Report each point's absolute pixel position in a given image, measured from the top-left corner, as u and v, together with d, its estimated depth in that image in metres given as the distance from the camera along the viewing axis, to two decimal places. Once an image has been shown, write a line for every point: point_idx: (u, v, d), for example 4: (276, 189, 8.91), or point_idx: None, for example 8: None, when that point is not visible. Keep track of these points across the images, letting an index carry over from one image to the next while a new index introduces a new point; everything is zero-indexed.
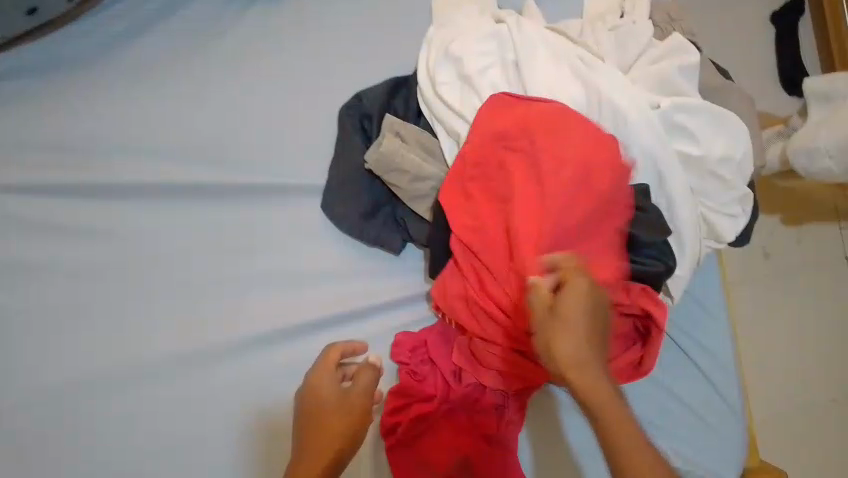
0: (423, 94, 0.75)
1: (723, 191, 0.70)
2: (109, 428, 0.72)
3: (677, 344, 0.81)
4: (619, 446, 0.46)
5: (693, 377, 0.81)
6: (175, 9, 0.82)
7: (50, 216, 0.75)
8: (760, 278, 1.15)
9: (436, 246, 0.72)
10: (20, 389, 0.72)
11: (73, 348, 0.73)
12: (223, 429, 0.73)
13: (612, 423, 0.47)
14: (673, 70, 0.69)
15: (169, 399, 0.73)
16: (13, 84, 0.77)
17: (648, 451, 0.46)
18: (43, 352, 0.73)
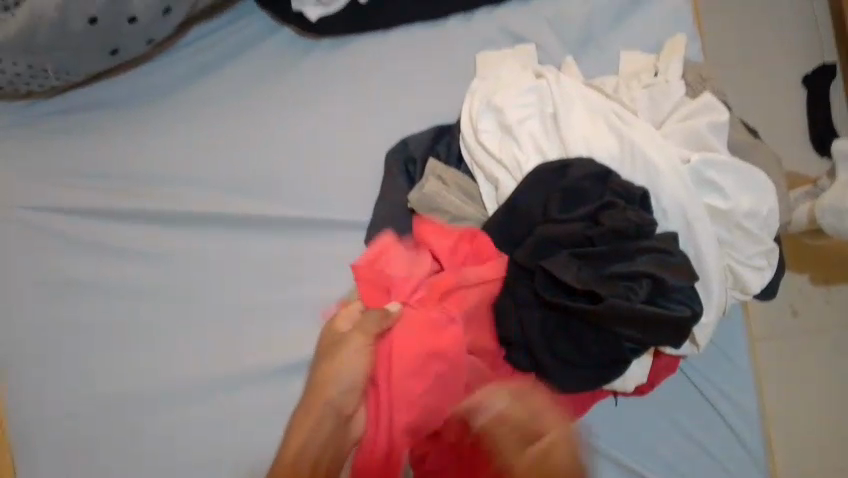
0: (464, 140, 0.80)
1: (750, 243, 0.73)
2: (161, 432, 0.82)
3: (702, 392, 0.83)
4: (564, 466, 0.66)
5: (714, 424, 0.83)
6: (238, 51, 0.89)
7: (118, 238, 0.84)
8: (780, 334, 1.17)
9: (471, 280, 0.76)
10: (89, 391, 0.82)
11: (135, 359, 0.83)
12: (261, 441, 0.81)
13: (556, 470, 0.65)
14: (703, 126, 0.73)
15: (214, 411, 0.82)
16: (90, 115, 0.86)
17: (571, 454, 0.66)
18: (110, 361, 0.83)
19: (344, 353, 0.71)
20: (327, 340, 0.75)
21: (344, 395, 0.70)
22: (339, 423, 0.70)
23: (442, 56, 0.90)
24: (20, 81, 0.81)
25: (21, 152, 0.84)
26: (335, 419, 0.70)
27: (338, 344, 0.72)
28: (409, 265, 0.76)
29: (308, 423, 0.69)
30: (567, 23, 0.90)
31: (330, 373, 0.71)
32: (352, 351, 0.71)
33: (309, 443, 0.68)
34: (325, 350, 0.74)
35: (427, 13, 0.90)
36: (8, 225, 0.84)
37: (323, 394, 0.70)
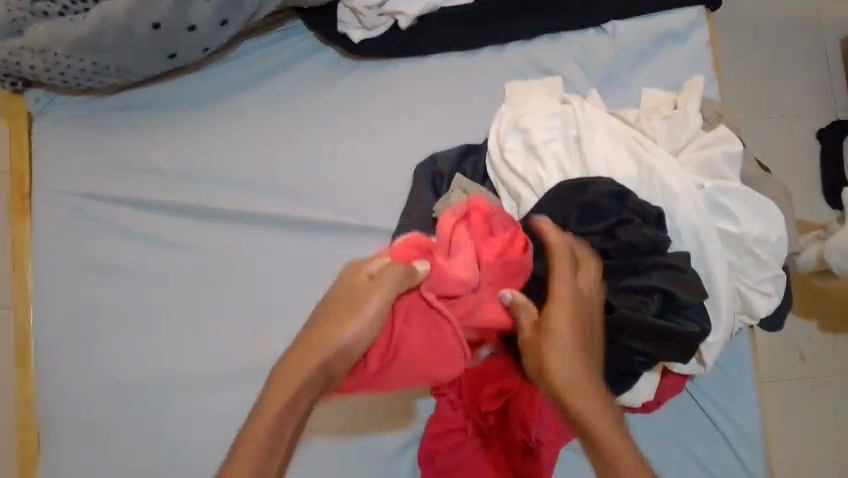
0: (491, 157, 0.84)
1: (759, 269, 0.77)
2: (185, 412, 0.87)
3: (709, 415, 0.86)
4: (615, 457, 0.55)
5: (715, 444, 0.86)
6: (286, 65, 0.95)
7: (159, 229, 0.90)
8: (789, 379, 1.18)
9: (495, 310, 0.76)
10: (119, 369, 0.87)
11: (165, 342, 0.88)
12: None
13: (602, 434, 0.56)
14: (718, 156, 0.78)
15: (237, 395, 0.87)
16: (143, 115, 0.92)
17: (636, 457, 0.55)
18: (141, 343, 0.88)
19: (348, 316, 0.59)
20: (335, 296, 0.62)
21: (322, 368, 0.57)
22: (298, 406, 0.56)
23: (473, 83, 0.96)
24: (83, 77, 0.88)
25: (76, 145, 0.91)
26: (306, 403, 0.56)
27: (349, 291, 0.61)
28: (456, 264, 0.69)
29: (275, 400, 0.56)
30: (593, 60, 0.95)
31: (345, 323, 0.59)
32: (356, 309, 0.60)
33: (277, 440, 0.54)
34: (326, 315, 0.61)
35: (463, 42, 0.96)
36: (59, 211, 0.90)
37: (293, 372, 0.57)
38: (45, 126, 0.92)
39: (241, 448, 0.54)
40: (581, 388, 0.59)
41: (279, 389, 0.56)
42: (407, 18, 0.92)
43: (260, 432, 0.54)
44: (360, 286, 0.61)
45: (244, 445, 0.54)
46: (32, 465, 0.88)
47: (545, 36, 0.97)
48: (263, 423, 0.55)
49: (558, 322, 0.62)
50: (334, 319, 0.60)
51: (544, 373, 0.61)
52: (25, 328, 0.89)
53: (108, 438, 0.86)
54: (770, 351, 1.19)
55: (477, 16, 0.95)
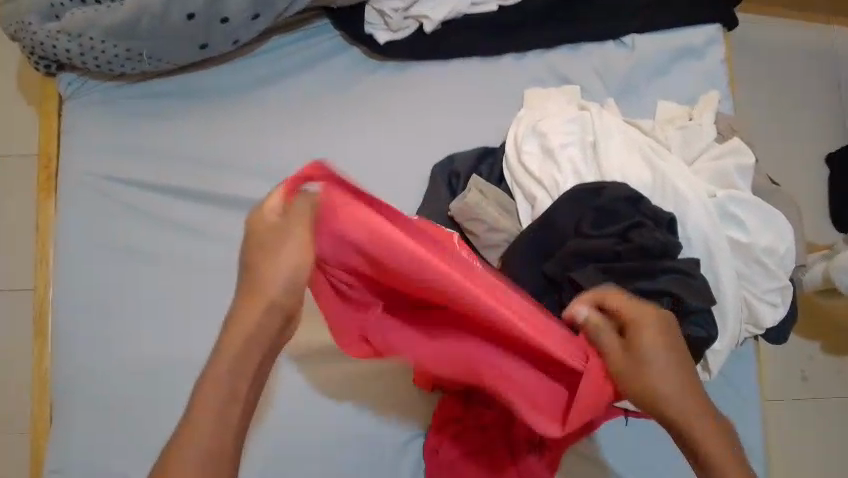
0: (508, 160, 0.86)
1: (767, 279, 0.79)
2: (193, 395, 0.88)
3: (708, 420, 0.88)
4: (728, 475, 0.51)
5: None
6: (312, 63, 0.98)
7: (180, 214, 0.92)
8: (789, 399, 1.19)
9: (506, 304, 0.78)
10: (132, 349, 0.89)
11: (179, 324, 0.90)
12: (283, 415, 0.88)
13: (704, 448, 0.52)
14: (731, 166, 0.80)
15: None
16: (170, 103, 0.95)
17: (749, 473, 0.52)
18: (155, 324, 0.90)
19: (273, 260, 0.50)
20: (247, 231, 0.51)
21: (266, 318, 0.49)
22: (250, 365, 0.48)
23: (493, 88, 0.98)
24: (116, 62, 0.90)
25: (104, 129, 0.94)
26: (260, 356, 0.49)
27: (262, 227, 0.50)
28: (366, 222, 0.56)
29: (221, 367, 0.47)
30: (611, 71, 0.98)
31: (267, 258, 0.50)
32: (276, 251, 0.50)
33: (232, 403, 0.47)
34: (246, 263, 0.50)
35: (486, 48, 0.98)
36: (84, 192, 0.92)
37: (238, 331, 0.48)
38: (76, 110, 0.94)
39: (187, 427, 0.45)
40: (686, 404, 0.53)
41: (227, 340, 0.48)
42: (432, 22, 0.95)
43: (211, 405, 0.46)
44: (273, 220, 0.51)
45: (192, 424, 0.45)
46: (44, 437, 0.91)
47: (566, 46, 0.99)
48: (211, 394, 0.46)
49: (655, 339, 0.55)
50: (257, 264, 0.50)
51: (636, 387, 0.55)
52: (45, 303, 0.92)
53: (117, 416, 0.87)
54: (773, 371, 1.20)
55: (501, 23, 0.98)
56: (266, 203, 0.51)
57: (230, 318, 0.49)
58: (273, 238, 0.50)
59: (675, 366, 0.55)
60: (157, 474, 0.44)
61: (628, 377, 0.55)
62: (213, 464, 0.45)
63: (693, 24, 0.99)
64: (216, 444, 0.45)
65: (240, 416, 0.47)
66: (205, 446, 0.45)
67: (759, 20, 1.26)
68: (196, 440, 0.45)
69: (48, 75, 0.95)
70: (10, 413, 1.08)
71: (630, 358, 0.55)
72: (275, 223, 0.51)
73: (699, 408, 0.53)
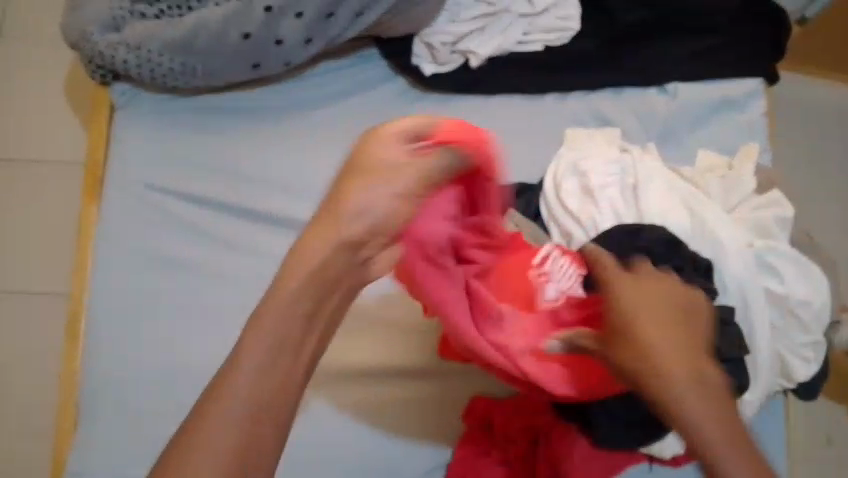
0: (547, 200, 0.85)
1: (801, 332, 0.79)
2: None
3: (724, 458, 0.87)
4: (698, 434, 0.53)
5: None
6: (357, 90, 1.00)
7: (216, 227, 0.93)
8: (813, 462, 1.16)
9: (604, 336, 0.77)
10: (157, 356, 0.89)
11: (205, 337, 0.90)
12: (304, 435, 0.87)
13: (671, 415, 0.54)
14: (769, 217, 0.82)
15: None
16: (218, 118, 0.97)
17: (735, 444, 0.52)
18: (182, 333, 0.90)
19: (342, 220, 0.55)
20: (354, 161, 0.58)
21: (310, 279, 0.53)
22: (301, 311, 0.53)
23: (534, 125, 0.99)
24: (171, 76, 0.93)
25: (151, 137, 0.96)
26: (311, 357, 0.53)
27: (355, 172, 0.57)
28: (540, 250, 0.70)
29: (266, 317, 0.51)
30: (652, 118, 0.99)
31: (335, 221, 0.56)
32: (363, 209, 0.55)
33: (271, 394, 0.50)
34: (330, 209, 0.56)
35: (529, 86, 1.00)
36: (130, 198, 0.94)
37: (291, 285, 0.53)
38: (126, 118, 0.97)
39: (236, 367, 0.50)
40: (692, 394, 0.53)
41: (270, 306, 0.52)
42: (478, 57, 0.98)
43: (262, 343, 0.50)
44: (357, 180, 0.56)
45: (242, 356, 0.50)
46: (69, 438, 0.91)
47: (607, 91, 1.01)
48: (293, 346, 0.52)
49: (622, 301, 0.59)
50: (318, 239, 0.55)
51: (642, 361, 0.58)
52: (79, 306, 0.93)
53: (138, 422, 0.87)
54: (798, 433, 1.17)
55: (545, 64, 1.00)
56: (366, 151, 0.58)
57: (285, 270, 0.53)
58: (363, 203, 0.55)
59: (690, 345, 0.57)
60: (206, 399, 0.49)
61: (627, 328, 0.57)
62: (257, 407, 0.49)
63: (735, 78, 1.00)
64: (259, 399, 0.49)
65: (295, 387, 0.51)
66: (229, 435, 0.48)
67: (797, 80, 1.27)
68: (263, 373, 0.50)
69: (102, 85, 0.98)
70: (33, 414, 1.08)
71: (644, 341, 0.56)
72: (363, 181, 0.56)
73: (725, 435, 0.52)
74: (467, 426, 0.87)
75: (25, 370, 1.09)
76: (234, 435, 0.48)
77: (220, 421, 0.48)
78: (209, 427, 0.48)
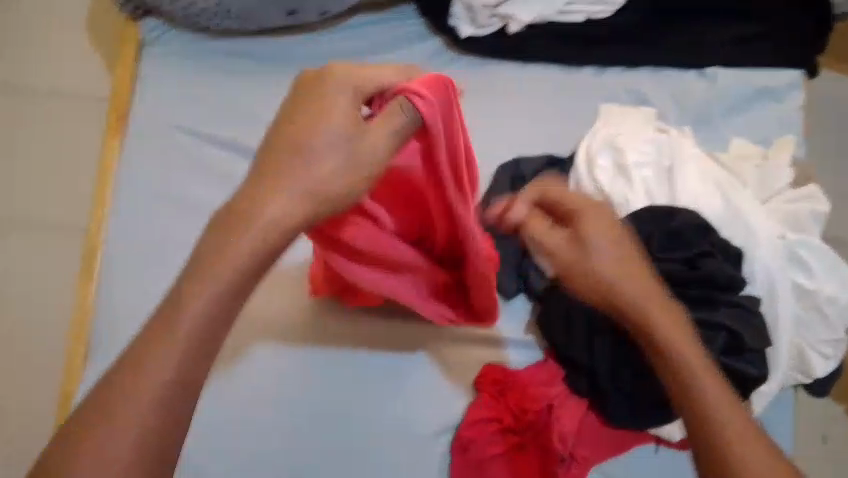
0: (578, 173, 0.84)
1: (823, 329, 0.78)
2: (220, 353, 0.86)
3: None
4: (706, 420, 0.55)
5: None
6: (394, 46, 0.98)
7: (239, 173, 0.92)
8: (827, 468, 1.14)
9: (603, 330, 0.79)
10: (163, 299, 0.87)
11: None
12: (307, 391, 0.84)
13: (699, 422, 0.55)
14: (806, 211, 0.81)
15: (273, 352, 0.85)
16: (250, 64, 0.96)
17: (746, 420, 0.55)
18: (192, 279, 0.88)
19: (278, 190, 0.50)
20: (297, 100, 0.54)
21: (255, 247, 0.48)
22: (238, 285, 0.48)
23: (569, 96, 0.97)
24: (206, 15, 0.91)
25: (181, 76, 0.94)
26: (205, 320, 0.46)
27: (308, 118, 0.52)
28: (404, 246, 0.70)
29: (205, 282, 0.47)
30: (689, 100, 0.97)
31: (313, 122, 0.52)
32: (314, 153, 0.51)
33: (179, 380, 0.45)
34: (288, 133, 0.52)
35: (567, 57, 0.98)
36: (156, 137, 0.92)
37: (210, 284, 0.47)
38: (154, 56, 0.95)
39: (142, 366, 0.45)
40: (694, 361, 0.58)
41: (199, 271, 0.47)
42: (518, 23, 0.96)
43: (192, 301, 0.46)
44: (315, 124, 0.52)
45: (158, 341, 0.45)
46: (74, 373, 0.89)
47: (646, 69, 0.99)
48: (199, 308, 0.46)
49: (588, 221, 0.64)
50: (291, 155, 0.51)
51: (627, 310, 0.62)
52: (97, 241, 0.92)
53: None
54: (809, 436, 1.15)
55: (584, 36, 0.98)
56: (330, 80, 0.54)
57: (201, 268, 0.47)
58: (309, 141, 0.51)
59: (656, 299, 0.61)
60: (122, 372, 0.45)
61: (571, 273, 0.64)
62: (160, 403, 0.44)
63: (777, 66, 0.99)
64: (159, 385, 0.44)
65: (183, 383, 0.45)
66: (129, 427, 0.43)
67: (839, 79, 1.24)
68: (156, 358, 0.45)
69: (133, 19, 0.96)
70: (39, 347, 1.07)
71: (622, 283, 0.62)
72: (312, 142, 0.51)
73: (720, 399, 0.56)
74: (479, 388, 0.83)
75: (35, 301, 1.08)
76: (139, 433, 0.44)
77: (130, 394, 0.44)
78: (129, 407, 0.44)
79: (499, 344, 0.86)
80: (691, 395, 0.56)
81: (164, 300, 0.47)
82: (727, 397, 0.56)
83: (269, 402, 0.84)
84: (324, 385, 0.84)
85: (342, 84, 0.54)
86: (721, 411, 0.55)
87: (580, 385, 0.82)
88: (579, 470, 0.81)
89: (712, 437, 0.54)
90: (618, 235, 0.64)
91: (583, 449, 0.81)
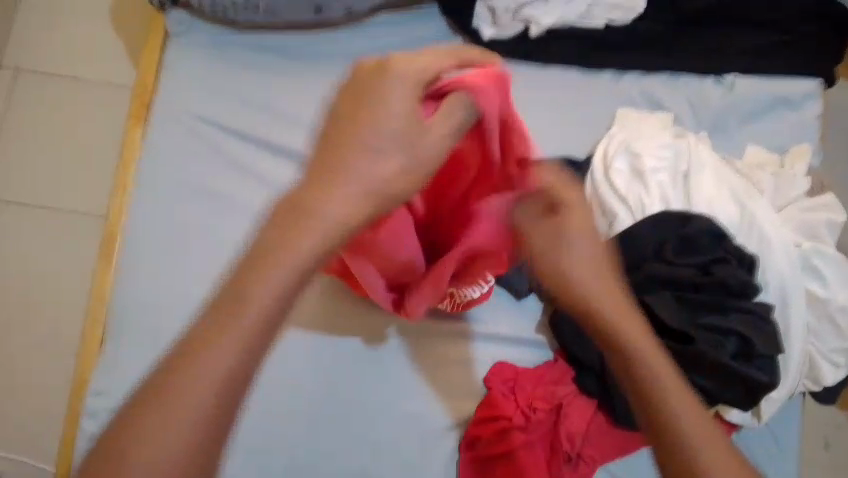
0: (594, 177, 0.85)
1: (835, 338, 0.79)
2: None
3: None
4: (672, 449, 0.52)
5: None
6: (415, 45, 0.99)
7: (259, 166, 0.93)
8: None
9: None
10: (178, 287, 0.88)
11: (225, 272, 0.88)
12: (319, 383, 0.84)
13: (662, 453, 0.53)
14: (821, 221, 0.82)
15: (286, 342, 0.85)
16: (273, 58, 0.97)
17: (723, 449, 0.52)
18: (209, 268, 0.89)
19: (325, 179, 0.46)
20: (362, 83, 0.50)
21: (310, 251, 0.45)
22: (297, 281, 0.45)
23: (586, 99, 0.98)
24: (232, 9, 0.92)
25: (204, 68, 0.95)
26: (266, 316, 0.44)
27: (374, 113, 0.49)
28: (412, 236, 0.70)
29: (270, 272, 0.44)
30: (706, 107, 0.98)
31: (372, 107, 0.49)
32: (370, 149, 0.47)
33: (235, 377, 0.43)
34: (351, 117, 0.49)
35: (586, 60, 0.99)
36: (180, 127, 0.93)
37: (260, 283, 0.44)
38: (179, 47, 0.96)
39: (201, 355, 0.43)
40: (668, 386, 0.54)
41: (258, 268, 0.44)
42: (539, 26, 0.97)
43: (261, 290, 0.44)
44: (378, 122, 0.48)
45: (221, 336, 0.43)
46: (89, 357, 0.90)
47: (664, 74, 0.99)
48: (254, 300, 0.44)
49: (555, 227, 0.58)
50: (346, 142, 0.47)
51: (598, 327, 0.57)
52: (117, 227, 0.93)
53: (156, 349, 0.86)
54: (815, 446, 1.15)
55: (605, 41, 0.99)
56: (412, 81, 0.50)
57: (257, 259, 0.45)
58: (368, 135, 0.48)
59: (629, 318, 0.57)
60: (179, 362, 0.43)
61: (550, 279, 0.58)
62: (220, 401, 0.43)
63: (794, 76, 0.99)
64: (218, 383, 0.43)
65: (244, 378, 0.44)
66: (183, 424, 0.42)
67: None
68: (214, 354, 0.43)
69: (159, 9, 0.97)
70: (55, 332, 1.08)
71: (585, 296, 0.57)
72: (372, 142, 0.48)
73: (698, 431, 0.52)
74: (490, 385, 0.84)
75: (52, 286, 1.10)
76: (187, 441, 0.42)
77: (188, 389, 0.42)
78: (186, 396, 0.42)
79: (509, 342, 0.87)
80: (667, 426, 0.53)
81: (219, 296, 0.45)
82: (702, 428, 0.53)
83: (283, 392, 0.83)
84: (339, 378, 0.84)
85: (428, 81, 0.50)
86: (696, 441, 0.52)
87: (590, 386, 0.83)
88: (585, 470, 0.82)
89: (679, 456, 0.52)
90: (575, 229, 0.58)
91: (591, 449, 0.82)
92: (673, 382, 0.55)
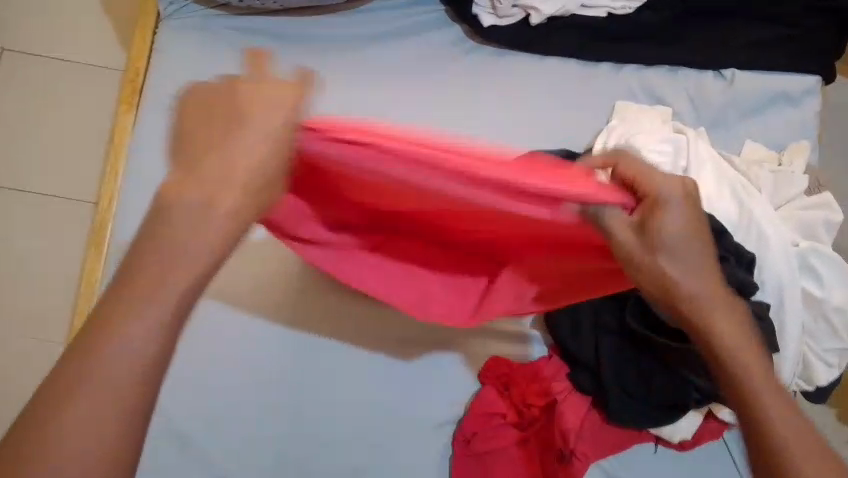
0: None
1: (830, 337, 0.80)
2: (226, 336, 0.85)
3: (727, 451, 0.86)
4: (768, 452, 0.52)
5: None
6: (413, 32, 0.98)
7: None
8: None
9: (613, 329, 0.80)
10: None
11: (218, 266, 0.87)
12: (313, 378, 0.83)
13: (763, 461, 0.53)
14: (819, 220, 0.81)
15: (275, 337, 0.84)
16: (269, 42, 0.94)
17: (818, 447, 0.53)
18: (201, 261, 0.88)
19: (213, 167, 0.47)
20: (221, 101, 0.49)
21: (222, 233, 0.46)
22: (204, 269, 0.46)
23: (586, 91, 0.97)
24: None
25: (197, 52, 0.93)
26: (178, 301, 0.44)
27: (228, 138, 0.48)
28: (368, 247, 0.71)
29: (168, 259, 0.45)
30: (705, 102, 0.97)
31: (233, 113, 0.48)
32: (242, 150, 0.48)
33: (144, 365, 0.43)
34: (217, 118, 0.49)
35: (587, 52, 0.98)
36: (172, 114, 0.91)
37: (168, 270, 0.44)
38: (171, 29, 0.94)
39: (110, 345, 0.42)
40: (763, 388, 0.54)
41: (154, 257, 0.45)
42: (539, 15, 0.95)
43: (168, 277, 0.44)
44: (230, 136, 0.48)
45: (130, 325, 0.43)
46: None
47: (665, 68, 0.98)
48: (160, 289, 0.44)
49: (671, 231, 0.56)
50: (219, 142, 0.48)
51: (698, 329, 0.56)
52: (107, 215, 0.91)
53: None
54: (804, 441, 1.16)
55: (606, 32, 0.98)
56: (253, 96, 0.49)
57: (149, 247, 0.45)
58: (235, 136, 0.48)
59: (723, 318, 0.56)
60: (87, 354, 0.42)
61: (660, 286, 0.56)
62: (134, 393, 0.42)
63: (793, 73, 0.99)
64: (136, 372, 0.42)
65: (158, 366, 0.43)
66: (97, 419, 0.41)
67: None
68: (126, 345, 0.42)
69: None
70: (44, 318, 1.07)
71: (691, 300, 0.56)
72: (234, 146, 0.48)
73: (795, 431, 0.53)
74: (484, 380, 0.84)
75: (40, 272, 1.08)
76: (105, 432, 0.41)
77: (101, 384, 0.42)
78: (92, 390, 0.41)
79: (503, 337, 0.87)
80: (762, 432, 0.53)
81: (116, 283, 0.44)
82: (799, 428, 0.53)
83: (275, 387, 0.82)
84: (330, 373, 0.83)
85: (272, 109, 0.48)
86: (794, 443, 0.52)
87: (584, 382, 0.82)
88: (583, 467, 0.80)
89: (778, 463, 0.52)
90: (678, 243, 0.56)
91: (588, 446, 0.80)
92: (764, 381, 0.55)
